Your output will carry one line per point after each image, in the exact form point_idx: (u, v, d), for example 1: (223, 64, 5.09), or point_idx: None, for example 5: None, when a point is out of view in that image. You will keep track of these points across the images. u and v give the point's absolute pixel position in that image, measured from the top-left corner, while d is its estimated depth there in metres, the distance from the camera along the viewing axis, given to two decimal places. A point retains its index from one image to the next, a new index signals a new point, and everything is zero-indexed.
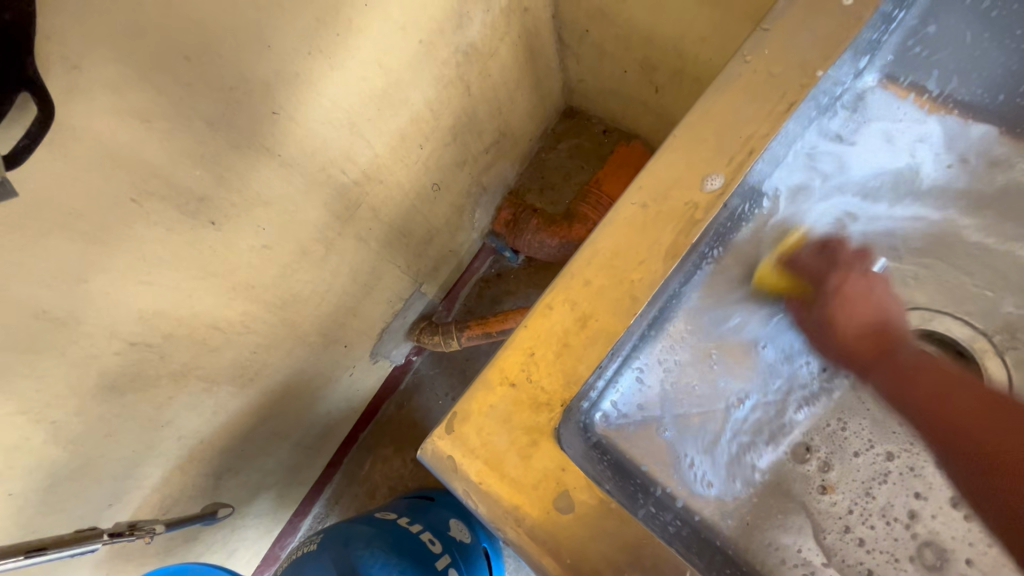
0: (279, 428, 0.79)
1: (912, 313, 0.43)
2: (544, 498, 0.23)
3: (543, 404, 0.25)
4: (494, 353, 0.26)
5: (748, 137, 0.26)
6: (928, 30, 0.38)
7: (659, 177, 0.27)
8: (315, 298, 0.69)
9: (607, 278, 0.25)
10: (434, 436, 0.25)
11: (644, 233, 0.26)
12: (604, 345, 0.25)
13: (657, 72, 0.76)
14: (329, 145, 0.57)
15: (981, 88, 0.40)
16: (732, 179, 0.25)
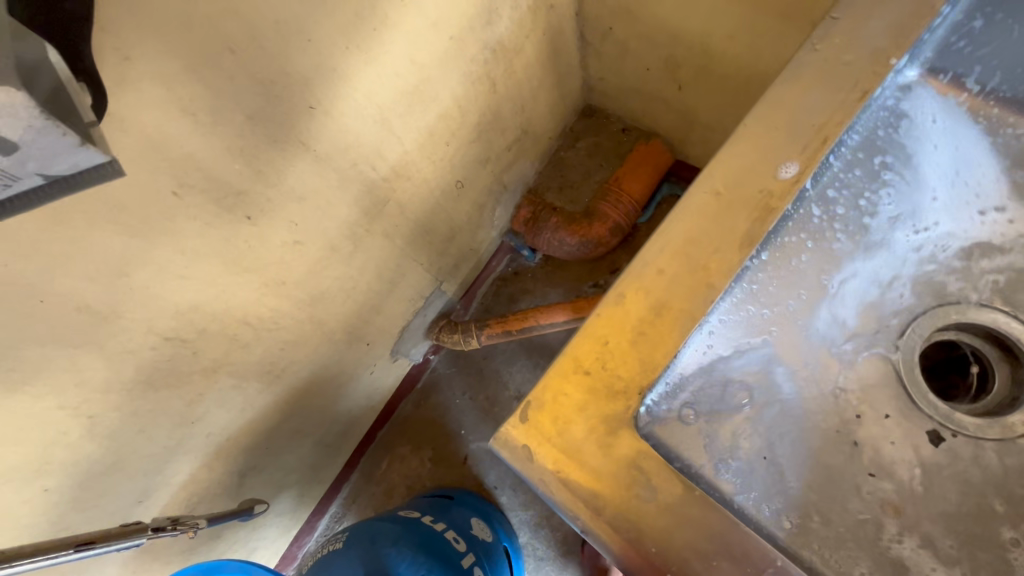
0: (301, 426, 0.78)
1: (958, 306, 0.42)
2: (625, 487, 0.23)
3: (619, 392, 0.24)
4: (566, 343, 0.25)
5: (821, 125, 0.26)
6: (974, 25, 0.37)
7: (730, 165, 0.26)
8: (342, 295, 0.69)
9: (681, 265, 0.25)
10: (507, 426, 0.25)
11: (717, 222, 0.25)
12: (680, 332, 0.25)
13: (681, 70, 0.76)
14: (360, 140, 0.57)
15: (1022, 85, 0.40)
16: (807, 167, 0.25)
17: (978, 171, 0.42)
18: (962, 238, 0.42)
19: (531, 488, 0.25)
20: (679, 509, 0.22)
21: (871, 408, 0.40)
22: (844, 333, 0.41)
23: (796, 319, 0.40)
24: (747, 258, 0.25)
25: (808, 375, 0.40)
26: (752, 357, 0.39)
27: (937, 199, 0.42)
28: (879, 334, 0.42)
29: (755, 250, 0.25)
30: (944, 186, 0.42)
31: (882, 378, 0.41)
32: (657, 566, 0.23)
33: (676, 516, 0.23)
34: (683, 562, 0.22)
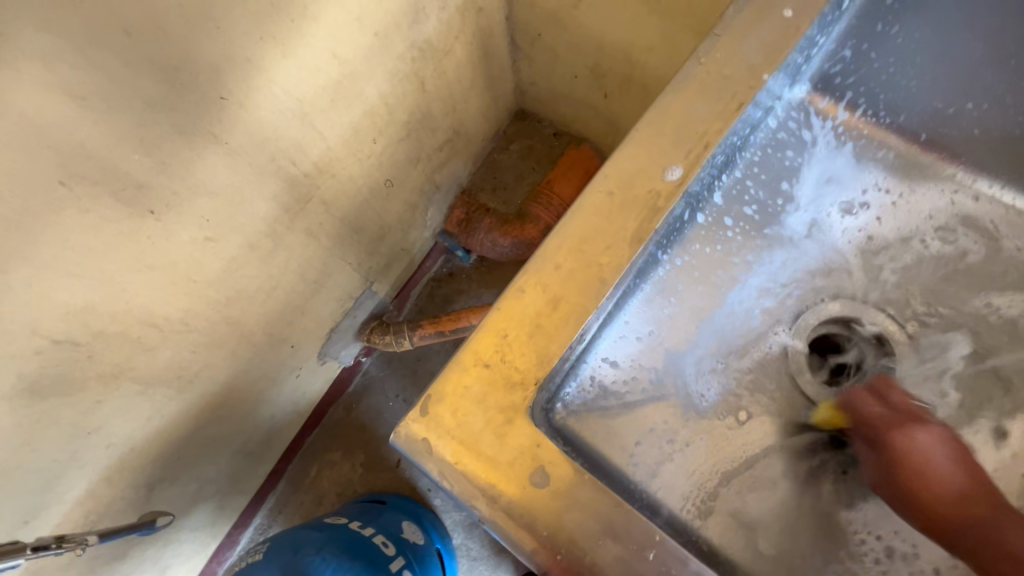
0: (218, 434, 0.74)
1: (842, 301, 0.46)
2: (520, 474, 0.24)
3: (517, 383, 0.25)
4: (469, 336, 0.26)
5: (704, 133, 0.28)
6: (845, 53, 0.42)
7: (623, 167, 0.28)
8: (262, 295, 0.66)
9: (575, 262, 0.26)
10: (408, 420, 0.25)
11: (610, 220, 0.27)
12: (572, 326, 0.26)
13: (606, 78, 0.79)
14: (279, 134, 0.55)
15: (884, 111, 0.46)
16: (690, 170, 0.27)
17: (862, 181, 0.47)
18: (853, 238, 0.46)
19: (432, 481, 0.25)
20: (570, 492, 0.24)
21: (769, 394, 0.44)
22: (750, 327, 0.45)
23: (706, 318, 0.44)
24: (639, 254, 0.27)
25: (717, 366, 0.44)
26: (665, 350, 0.43)
27: (829, 207, 0.46)
28: (777, 328, 0.45)
29: (648, 245, 0.27)
30: (835, 192, 0.46)
31: (772, 361, 0.45)
32: (551, 548, 0.23)
33: (568, 499, 0.24)
34: (574, 543, 0.23)
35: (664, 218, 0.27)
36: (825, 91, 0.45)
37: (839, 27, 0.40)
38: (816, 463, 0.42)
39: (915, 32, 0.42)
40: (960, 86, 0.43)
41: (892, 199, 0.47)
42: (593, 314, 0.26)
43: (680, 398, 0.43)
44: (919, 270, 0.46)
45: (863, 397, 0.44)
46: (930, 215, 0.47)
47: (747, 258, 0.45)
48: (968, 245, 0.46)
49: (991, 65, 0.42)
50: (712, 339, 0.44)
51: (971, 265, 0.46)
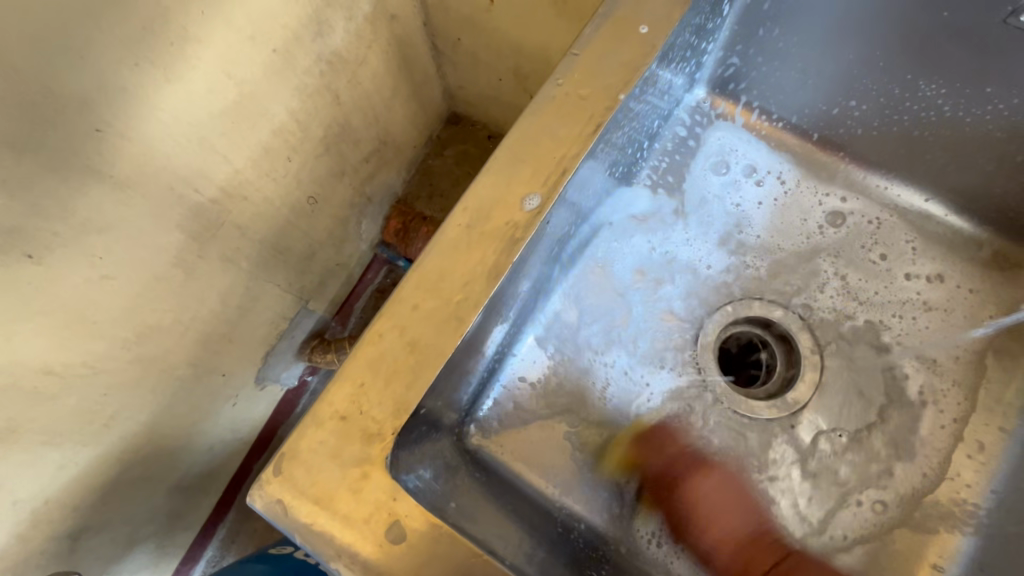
0: (150, 472, 0.71)
1: (751, 302, 0.46)
2: (376, 529, 0.25)
3: (372, 436, 0.26)
4: (324, 389, 0.27)
5: (561, 157, 0.30)
6: (733, 61, 0.45)
7: (482, 198, 0.30)
8: (178, 328, 0.63)
9: (433, 301, 0.28)
10: (262, 482, 0.26)
11: (467, 254, 0.29)
12: (427, 371, 0.27)
13: (529, 80, 0.78)
14: (175, 161, 0.52)
15: (776, 111, 0.48)
16: (547, 197, 0.29)
17: (765, 179, 0.48)
18: (761, 237, 0.47)
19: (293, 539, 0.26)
20: (422, 546, 0.25)
21: (688, 399, 0.44)
22: (666, 331, 0.45)
23: (621, 325, 0.45)
24: (498, 286, 0.29)
25: (634, 373, 0.44)
26: (580, 360, 0.44)
27: (735, 206, 0.47)
28: (693, 330, 0.46)
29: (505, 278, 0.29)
30: (740, 192, 0.48)
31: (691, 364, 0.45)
32: None
33: (421, 552, 0.25)
34: None
35: (522, 247, 0.29)
36: (724, 92, 0.48)
37: (723, 33, 0.43)
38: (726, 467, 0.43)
39: (794, 37, 0.43)
40: (835, 88, 0.45)
41: (798, 195, 0.48)
42: (449, 356, 0.28)
43: (595, 407, 0.43)
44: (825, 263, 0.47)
45: (774, 394, 0.45)
46: (833, 210, 0.48)
47: (657, 263, 0.46)
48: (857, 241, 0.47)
49: (862, 66, 0.43)
50: (626, 345, 0.45)
51: (859, 261, 0.47)
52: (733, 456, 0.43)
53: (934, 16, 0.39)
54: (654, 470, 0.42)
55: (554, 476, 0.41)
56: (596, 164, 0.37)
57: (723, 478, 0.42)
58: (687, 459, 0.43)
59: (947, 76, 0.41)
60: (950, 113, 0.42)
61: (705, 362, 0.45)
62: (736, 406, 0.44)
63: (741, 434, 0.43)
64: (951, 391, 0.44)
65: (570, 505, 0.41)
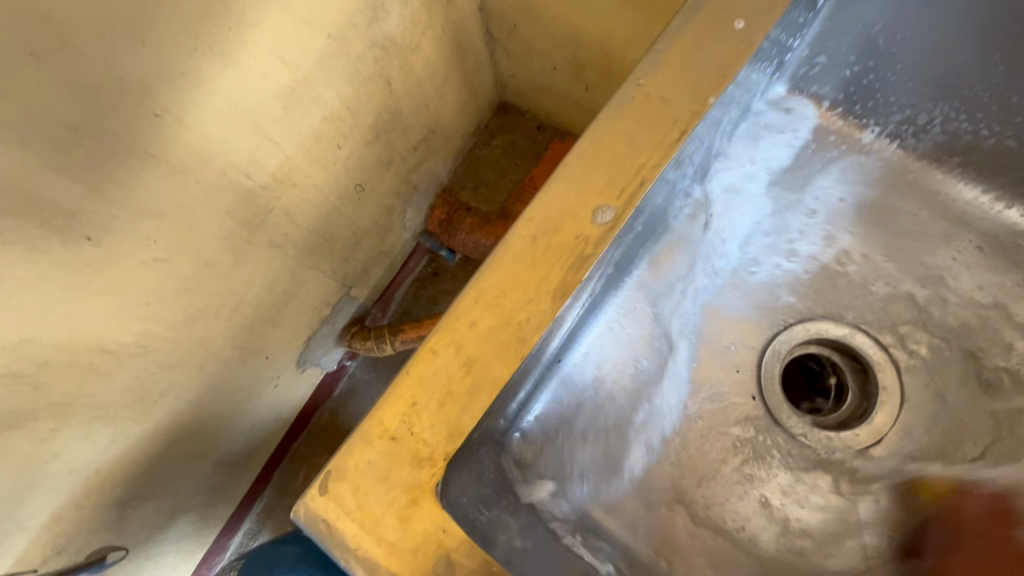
0: (194, 448, 0.73)
1: (815, 322, 0.44)
2: (421, 560, 0.25)
3: (424, 459, 0.26)
4: (374, 407, 0.27)
5: (639, 167, 0.30)
6: (818, 60, 0.41)
7: (551, 208, 0.29)
8: (226, 311, 0.64)
9: (494, 319, 0.28)
10: (309, 498, 0.26)
11: (533, 269, 0.28)
12: (485, 395, 0.27)
13: (585, 70, 0.75)
14: (227, 148, 0.52)
15: (863, 112, 0.43)
16: (621, 211, 0.29)
17: (835, 188, 0.45)
18: (824, 252, 0.45)
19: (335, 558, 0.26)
20: None
21: (741, 419, 0.42)
22: (716, 346, 0.44)
23: (671, 340, 0.43)
24: (563, 305, 0.28)
25: (682, 390, 0.43)
26: (629, 376, 0.42)
27: (800, 215, 0.45)
28: (747, 348, 0.44)
29: (571, 297, 0.28)
30: (806, 201, 0.45)
31: (746, 385, 0.43)
32: None
33: None
34: None
35: (592, 264, 0.29)
36: (806, 90, 0.43)
37: (812, 30, 0.39)
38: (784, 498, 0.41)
39: (898, 36, 0.39)
40: (928, 95, 0.41)
41: (871, 207, 0.45)
42: (507, 380, 0.27)
43: (641, 426, 0.41)
44: (897, 283, 0.44)
45: (841, 424, 0.43)
46: (910, 226, 0.44)
47: (715, 274, 0.44)
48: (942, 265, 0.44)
49: (973, 69, 0.39)
50: (675, 359, 0.43)
51: (944, 290, 0.43)
52: (790, 487, 0.41)
53: None
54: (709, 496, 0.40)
55: (597, 497, 0.40)
56: (663, 178, 0.35)
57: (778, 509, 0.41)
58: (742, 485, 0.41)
59: None
60: None
61: (766, 381, 0.43)
62: (795, 431, 0.43)
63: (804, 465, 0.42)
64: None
65: (616, 530, 0.39)
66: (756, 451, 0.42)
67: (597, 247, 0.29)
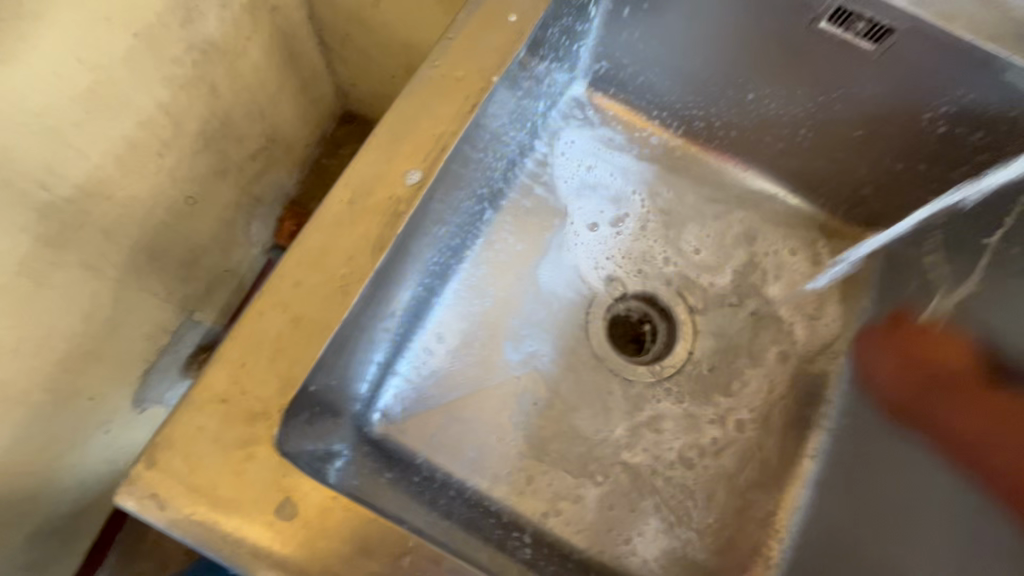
0: (1, 516, 0.62)
1: (631, 276, 0.52)
2: (262, 507, 0.28)
3: (258, 415, 0.29)
4: (201, 376, 0.30)
5: (440, 135, 0.35)
6: (602, 65, 0.52)
7: (362, 177, 0.34)
8: (29, 347, 0.55)
9: (317, 276, 0.32)
10: (135, 476, 0.28)
11: (351, 226, 0.33)
12: (309, 344, 0.31)
13: (422, 78, 0.79)
14: (13, 154, 0.46)
15: (646, 103, 0.53)
16: (425, 171, 0.34)
17: (637, 164, 0.54)
18: (636, 215, 0.53)
19: (174, 532, 0.28)
20: (315, 521, 0.28)
21: (587, 363, 0.49)
22: (559, 304, 0.49)
23: (518, 304, 0.48)
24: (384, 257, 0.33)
25: (534, 348, 0.47)
26: (482, 340, 0.46)
27: (609, 188, 0.53)
28: (585, 304, 0.50)
29: (388, 250, 0.33)
30: (616, 176, 0.53)
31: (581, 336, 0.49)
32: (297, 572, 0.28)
33: (314, 528, 0.28)
34: (321, 564, 0.28)
35: (405, 220, 0.34)
36: (600, 89, 0.53)
37: (592, 36, 0.49)
38: (621, 428, 0.48)
39: (651, 41, 0.49)
40: (689, 89, 0.51)
41: (665, 182, 0.54)
42: (331, 328, 0.31)
43: (497, 384, 0.45)
44: (689, 233, 0.53)
45: (654, 360, 0.51)
46: (694, 196, 0.54)
47: (552, 242, 0.50)
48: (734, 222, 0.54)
49: (700, 65, 0.49)
50: (522, 319, 0.47)
51: (736, 238, 0.54)
52: (626, 413, 0.48)
53: (758, 23, 0.45)
54: (563, 433, 0.46)
55: (462, 456, 0.43)
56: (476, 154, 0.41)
57: (615, 436, 0.47)
58: (586, 420, 0.47)
59: (763, 81, 0.48)
60: (774, 111, 0.50)
61: (599, 328, 0.50)
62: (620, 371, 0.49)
63: (626, 400, 0.49)
64: (820, 341, 0.53)
65: (479, 481, 0.43)
66: (597, 389, 0.48)
67: (409, 204, 0.33)
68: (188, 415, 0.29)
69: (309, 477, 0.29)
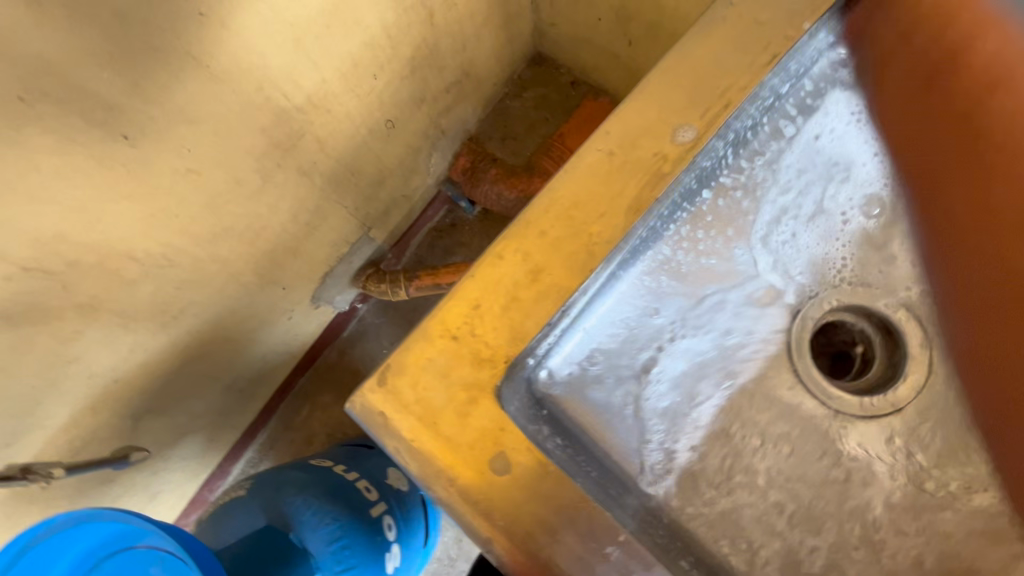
0: (208, 369, 0.74)
1: (867, 290, 0.44)
2: (479, 453, 0.30)
3: (486, 360, 0.32)
4: (439, 309, 0.33)
5: (727, 90, 0.35)
6: None
7: (629, 126, 0.35)
8: (249, 235, 0.64)
9: (564, 229, 0.33)
10: (366, 392, 0.31)
11: (609, 175, 0.34)
12: (545, 298, 0.33)
13: (631, 23, 0.72)
14: (266, 61, 0.50)
15: None
16: (702, 129, 0.34)
17: None
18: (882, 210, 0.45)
19: (389, 454, 0.32)
20: (528, 483, 0.30)
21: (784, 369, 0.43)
22: (759, 297, 0.44)
23: (710, 287, 0.43)
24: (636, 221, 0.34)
25: (721, 337, 0.43)
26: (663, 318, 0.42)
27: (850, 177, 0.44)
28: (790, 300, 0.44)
29: (643, 213, 0.34)
30: (864, 162, 0.44)
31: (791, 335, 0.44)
32: (502, 530, 0.30)
33: (525, 491, 0.30)
34: (523, 527, 0.30)
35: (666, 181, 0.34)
36: None
37: None
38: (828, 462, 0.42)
39: None
40: None
41: None
42: (568, 289, 0.33)
43: (672, 367, 0.42)
44: None
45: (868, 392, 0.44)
46: None
47: (763, 227, 0.43)
48: None
49: None
50: (710, 304, 0.43)
51: None
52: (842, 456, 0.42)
53: None
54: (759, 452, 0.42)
55: (622, 438, 0.40)
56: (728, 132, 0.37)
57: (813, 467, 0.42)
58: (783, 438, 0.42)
59: None
60: None
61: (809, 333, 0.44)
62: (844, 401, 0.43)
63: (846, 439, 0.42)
64: None
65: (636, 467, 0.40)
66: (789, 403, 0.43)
67: (674, 160, 0.34)
68: (420, 344, 0.32)
69: (522, 441, 0.31)
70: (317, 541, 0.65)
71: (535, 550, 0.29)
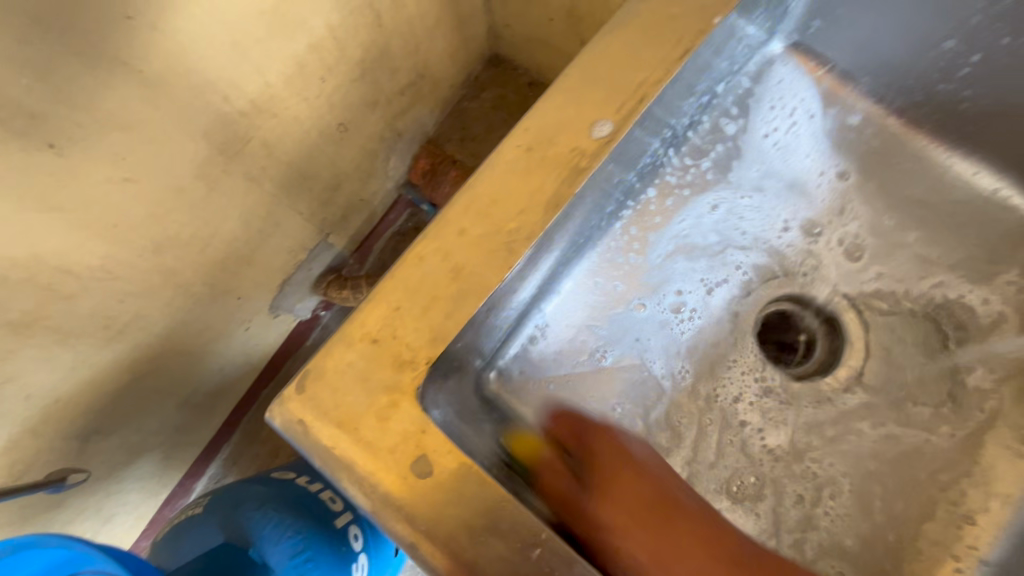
0: (161, 385, 0.72)
1: (797, 278, 0.46)
2: (400, 456, 0.30)
3: (405, 362, 0.31)
4: (357, 315, 0.32)
5: (642, 84, 0.35)
6: (814, 23, 0.43)
7: (546, 123, 0.35)
8: (197, 245, 0.62)
9: (485, 226, 0.33)
10: (285, 400, 0.31)
11: (530, 171, 0.34)
12: (464, 296, 0.33)
13: (582, 24, 0.72)
14: (205, 65, 0.49)
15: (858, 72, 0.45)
16: (618, 123, 0.34)
17: (827, 147, 0.46)
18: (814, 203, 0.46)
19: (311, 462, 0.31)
20: (451, 483, 0.30)
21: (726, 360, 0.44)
22: (705, 292, 0.44)
23: (655, 284, 0.43)
24: (555, 218, 0.34)
25: (668, 332, 0.44)
26: (609, 316, 0.43)
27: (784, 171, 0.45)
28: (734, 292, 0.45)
29: (560, 209, 0.34)
30: (800, 157, 0.46)
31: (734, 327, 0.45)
32: (425, 533, 0.29)
33: (449, 492, 0.30)
34: (445, 531, 0.29)
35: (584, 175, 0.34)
36: (800, 51, 0.44)
37: None
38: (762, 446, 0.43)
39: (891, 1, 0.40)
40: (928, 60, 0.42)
41: (848, 174, 0.46)
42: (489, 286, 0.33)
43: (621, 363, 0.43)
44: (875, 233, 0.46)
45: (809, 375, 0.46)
46: (876, 189, 0.46)
47: (705, 222, 0.44)
48: (933, 225, 0.46)
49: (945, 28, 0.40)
50: (655, 300, 0.43)
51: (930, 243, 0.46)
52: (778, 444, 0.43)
53: None
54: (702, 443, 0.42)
55: None
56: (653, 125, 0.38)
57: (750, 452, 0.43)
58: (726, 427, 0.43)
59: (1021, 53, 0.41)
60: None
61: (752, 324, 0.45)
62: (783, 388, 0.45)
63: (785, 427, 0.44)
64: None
65: None
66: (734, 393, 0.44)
67: (592, 154, 0.34)
68: (341, 349, 0.32)
69: (443, 441, 0.30)
70: (278, 554, 0.64)
71: (459, 552, 0.29)
